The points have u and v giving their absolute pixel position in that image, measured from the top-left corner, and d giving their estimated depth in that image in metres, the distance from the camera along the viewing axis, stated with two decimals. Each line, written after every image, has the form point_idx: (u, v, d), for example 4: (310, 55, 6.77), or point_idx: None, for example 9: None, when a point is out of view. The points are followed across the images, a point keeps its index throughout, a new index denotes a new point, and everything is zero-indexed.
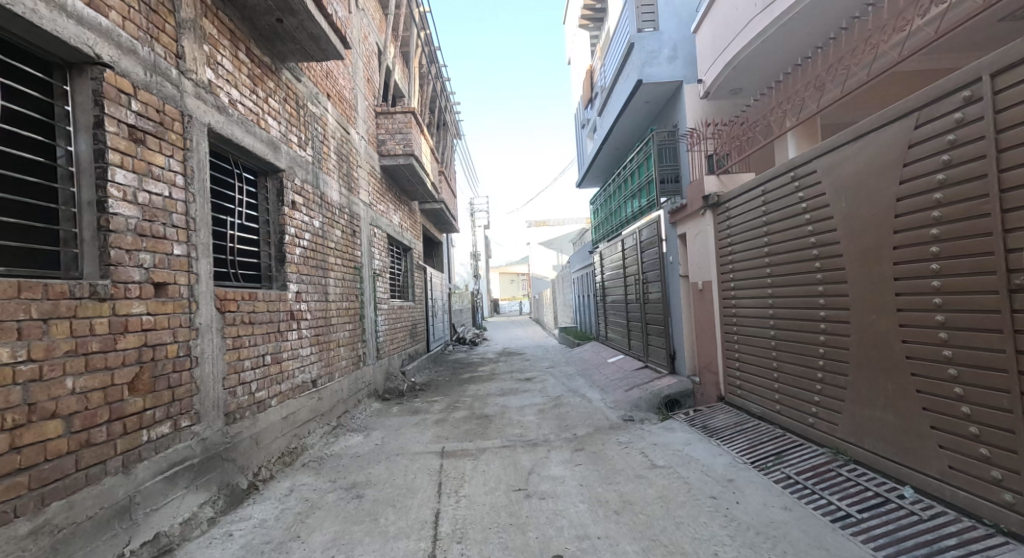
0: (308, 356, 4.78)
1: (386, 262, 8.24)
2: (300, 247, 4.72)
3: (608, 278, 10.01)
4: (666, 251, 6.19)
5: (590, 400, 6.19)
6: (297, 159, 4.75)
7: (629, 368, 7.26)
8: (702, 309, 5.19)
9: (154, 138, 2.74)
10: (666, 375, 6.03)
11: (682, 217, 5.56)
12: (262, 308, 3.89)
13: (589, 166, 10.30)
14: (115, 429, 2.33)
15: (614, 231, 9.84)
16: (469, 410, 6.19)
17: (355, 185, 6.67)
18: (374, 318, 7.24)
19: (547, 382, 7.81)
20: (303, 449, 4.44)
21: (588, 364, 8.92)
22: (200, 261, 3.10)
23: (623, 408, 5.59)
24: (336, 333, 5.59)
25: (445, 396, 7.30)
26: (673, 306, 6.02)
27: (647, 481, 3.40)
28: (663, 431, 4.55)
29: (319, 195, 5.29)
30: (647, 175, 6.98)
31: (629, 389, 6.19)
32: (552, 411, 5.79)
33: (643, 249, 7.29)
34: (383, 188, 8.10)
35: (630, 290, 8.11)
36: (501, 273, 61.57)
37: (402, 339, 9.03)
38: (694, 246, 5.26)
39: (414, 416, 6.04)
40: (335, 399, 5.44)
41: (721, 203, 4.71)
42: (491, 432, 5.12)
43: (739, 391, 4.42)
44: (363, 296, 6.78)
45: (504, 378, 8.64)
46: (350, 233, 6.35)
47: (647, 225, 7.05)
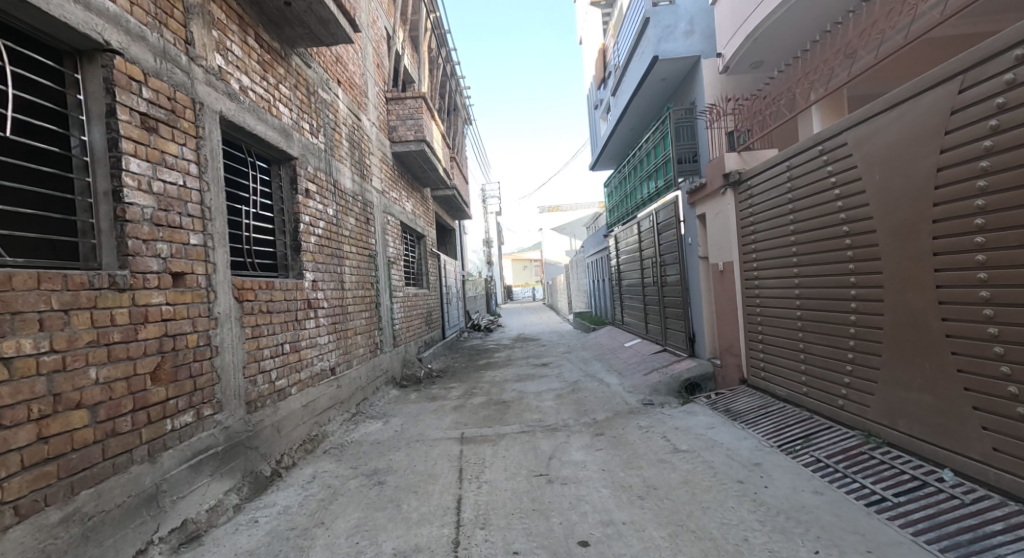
0: (326, 344, 4.79)
1: (400, 249, 8.23)
2: (315, 235, 4.71)
3: (623, 261, 9.89)
4: (685, 233, 6.06)
5: (608, 385, 6.14)
6: (310, 146, 4.71)
7: (646, 353, 7.18)
8: (723, 292, 5.07)
9: (166, 126, 2.70)
10: (685, 359, 5.95)
11: (701, 197, 5.42)
12: (280, 297, 3.88)
13: (603, 148, 10.11)
14: (139, 418, 2.34)
15: (630, 214, 9.69)
16: (487, 396, 6.19)
17: (368, 173, 6.63)
18: (389, 306, 7.25)
19: (563, 367, 7.77)
20: (324, 437, 4.47)
21: (605, 349, 8.85)
22: (217, 250, 3.09)
23: (642, 393, 5.53)
24: (353, 321, 5.60)
25: (462, 382, 7.32)
26: (692, 288, 5.91)
27: (670, 466, 3.35)
28: (684, 415, 4.48)
29: (332, 182, 5.27)
30: (663, 156, 6.84)
31: (647, 373, 6.12)
32: (570, 396, 5.76)
33: (660, 231, 7.16)
34: (395, 175, 8.06)
35: (647, 274, 8.00)
36: (514, 260, 61.47)
37: (418, 326, 9.05)
38: (715, 227, 5.13)
39: (431, 403, 6.07)
40: (354, 386, 5.47)
41: (742, 181, 4.57)
42: (510, 417, 5.10)
43: (763, 373, 4.32)
44: (379, 284, 6.79)
45: (520, 364, 8.62)
46: (364, 221, 6.33)
47: (664, 206, 6.91)
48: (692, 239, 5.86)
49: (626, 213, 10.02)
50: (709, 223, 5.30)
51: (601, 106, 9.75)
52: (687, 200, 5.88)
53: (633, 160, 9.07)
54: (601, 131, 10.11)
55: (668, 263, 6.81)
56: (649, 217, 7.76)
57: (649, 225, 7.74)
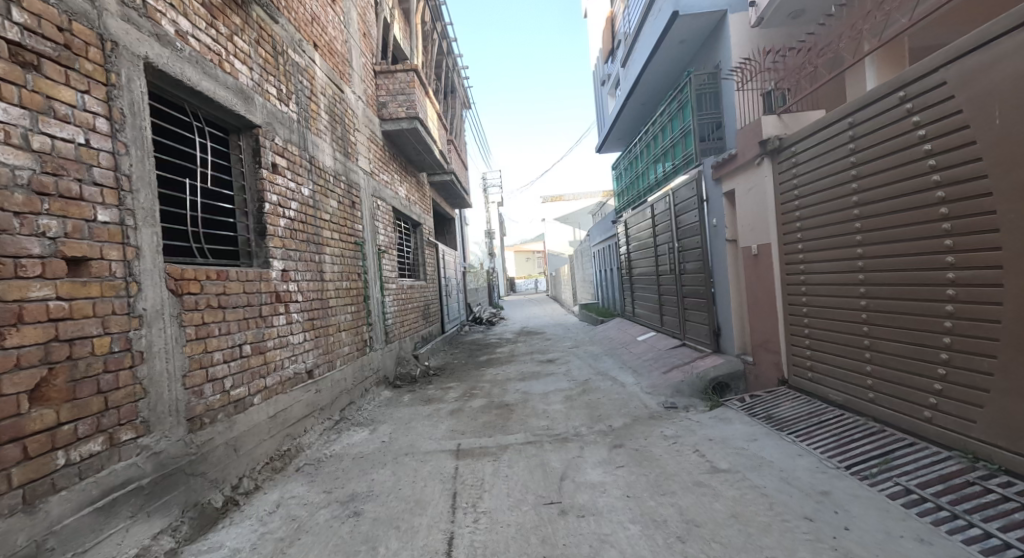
0: (301, 344, 4.17)
1: (393, 237, 7.58)
2: (285, 218, 4.07)
3: (635, 249, 9.21)
4: (708, 213, 5.38)
5: (623, 385, 5.51)
6: (277, 114, 4.05)
7: (663, 348, 6.54)
8: (756, 279, 4.40)
9: (54, 64, 2.06)
10: (710, 356, 5.29)
11: (729, 170, 4.73)
12: (236, 290, 3.26)
13: (611, 127, 9.40)
14: (8, 455, 1.75)
15: (641, 197, 9.00)
16: (488, 398, 5.56)
17: (353, 152, 5.97)
18: (380, 299, 6.62)
19: (571, 364, 7.15)
20: (299, 451, 3.86)
21: (615, 343, 8.22)
22: (142, 230, 2.44)
23: (663, 394, 4.90)
24: (335, 316, 4.97)
25: (461, 381, 6.70)
26: (718, 276, 5.25)
27: (711, 492, 2.71)
28: (717, 422, 3.84)
29: (307, 158, 4.61)
30: (680, 131, 6.16)
31: (667, 371, 5.48)
32: (581, 398, 5.13)
33: (677, 213, 6.49)
34: (385, 155, 7.38)
35: (661, 261, 7.33)
36: (517, 251, 60.75)
37: (414, 321, 8.43)
38: (747, 205, 4.45)
39: (426, 406, 5.45)
40: (338, 390, 4.86)
41: (782, 147, 3.88)
42: (513, 424, 4.48)
43: (809, 374, 3.67)
44: (368, 274, 6.15)
45: (524, 360, 8.00)
46: (349, 204, 5.68)
47: (683, 185, 6.21)
48: (717, 220, 5.19)
49: (636, 197, 9.36)
50: (739, 200, 4.62)
51: (609, 80, 9.06)
52: (712, 176, 5.20)
53: (644, 140, 8.39)
54: (608, 108, 9.43)
55: (687, 248, 6.15)
56: (663, 200, 7.10)
57: (664, 208, 7.08)
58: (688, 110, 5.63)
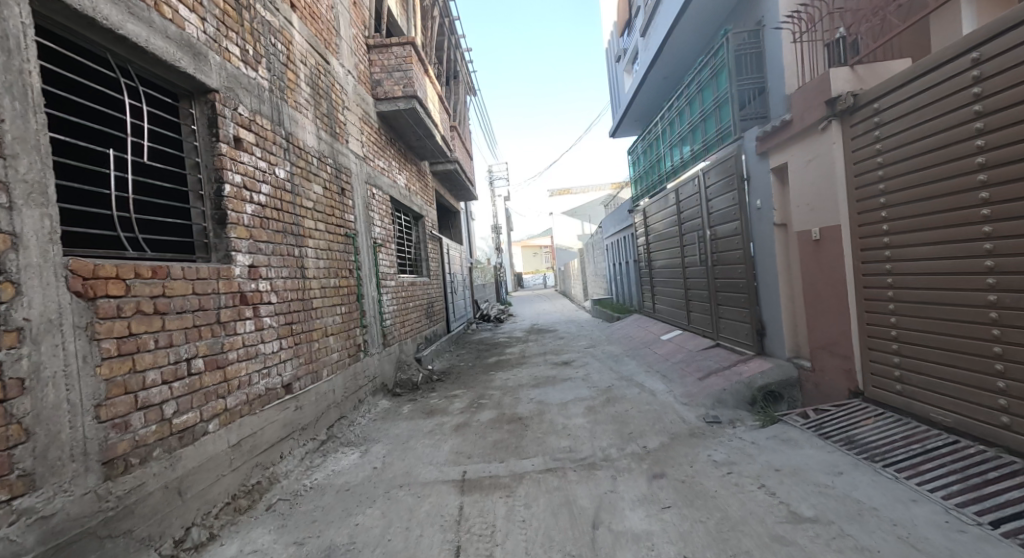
0: (276, 353, 3.52)
1: (391, 229, 6.92)
2: (254, 203, 3.41)
3: (656, 240, 8.50)
4: (750, 194, 4.65)
5: (653, 394, 4.80)
6: (241, 79, 3.38)
7: (694, 349, 5.82)
8: (816, 270, 3.68)
9: None
10: (755, 360, 4.56)
11: (779, 141, 3.99)
12: (180, 291, 2.59)
13: (628, 108, 8.67)
14: None
15: (661, 183, 8.28)
16: (498, 409, 4.89)
17: (342, 133, 5.30)
18: (376, 298, 5.96)
19: (590, 368, 6.46)
20: (273, 484, 3.22)
21: (636, 343, 7.50)
22: (25, 214, 1.80)
23: (703, 407, 4.19)
24: (321, 320, 4.32)
25: (468, 388, 6.03)
26: (764, 267, 4.52)
27: (803, 555, 2.00)
28: (780, 446, 3.13)
29: (283, 134, 3.95)
30: (712, 102, 5.42)
31: (704, 378, 4.76)
32: (605, 410, 4.43)
33: (708, 196, 5.75)
34: (381, 139, 6.73)
35: (689, 252, 6.60)
36: (524, 246, 60.02)
37: (416, 321, 7.79)
38: (804, 182, 3.72)
39: (428, 419, 4.80)
40: (324, 405, 4.21)
41: (856, 107, 3.16)
42: (529, 445, 3.80)
43: (898, 388, 2.96)
44: (361, 271, 5.49)
45: (536, 363, 7.32)
46: (337, 191, 5.02)
47: (714, 164, 5.46)
48: (762, 201, 4.45)
49: (655, 183, 8.63)
50: (792, 176, 3.89)
51: (626, 55, 8.32)
52: (756, 150, 4.46)
53: (664, 119, 7.66)
54: (625, 87, 8.70)
55: (721, 236, 5.42)
56: (690, 183, 6.36)
57: (692, 191, 6.34)
58: (725, 76, 4.89)
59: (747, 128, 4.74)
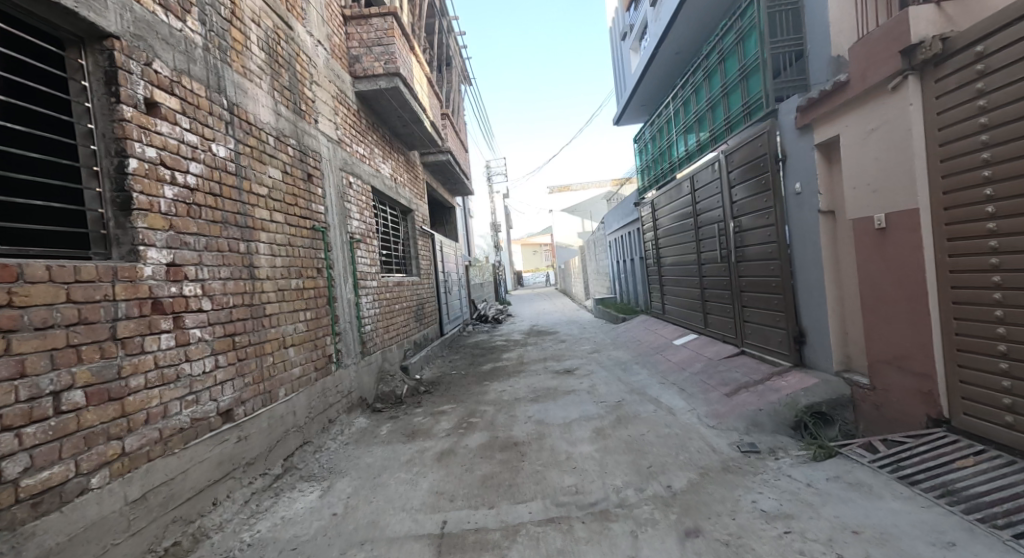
0: (209, 374, 2.81)
1: (372, 223, 6.22)
2: (176, 185, 2.70)
3: (665, 235, 7.83)
4: (787, 177, 3.94)
5: (672, 413, 4.10)
6: (158, 27, 2.67)
7: (715, 358, 5.12)
8: (879, 265, 2.98)
9: None
10: (794, 373, 3.85)
11: (826, 109, 3.28)
12: (41, 298, 1.90)
13: (634, 91, 7.98)
14: None
15: (670, 172, 7.59)
16: (491, 431, 4.19)
17: (309, 110, 4.61)
18: (353, 301, 5.27)
19: (595, 378, 5.76)
20: (199, 542, 2.51)
21: (646, 349, 6.80)
22: None
23: (735, 432, 3.50)
24: (276, 328, 3.63)
25: (457, 402, 5.34)
26: (805, 263, 3.81)
27: None
28: (851, 493, 2.42)
29: (225, 104, 3.25)
30: (736, 73, 4.71)
31: (732, 394, 4.06)
32: (617, 436, 3.73)
33: (729, 184, 5.05)
34: (360, 122, 6.04)
35: (706, 247, 5.92)
36: (523, 244, 59.29)
37: (403, 325, 7.09)
38: (863, 156, 3.02)
39: (408, 443, 4.11)
40: (280, 431, 3.52)
41: (945, 55, 2.45)
42: (525, 483, 3.10)
43: (1009, 419, 2.27)
44: (334, 270, 4.80)
45: (535, 371, 6.62)
46: (302, 176, 4.32)
47: (737, 145, 4.76)
48: (803, 184, 3.75)
49: (664, 173, 7.94)
50: (845, 151, 3.18)
51: (632, 32, 7.64)
52: (795, 123, 3.75)
53: (674, 100, 6.96)
54: (630, 68, 8.01)
55: (746, 227, 4.72)
56: (707, 169, 5.67)
57: (710, 178, 5.63)
58: (756, 37, 4.19)
59: (782, 98, 4.02)
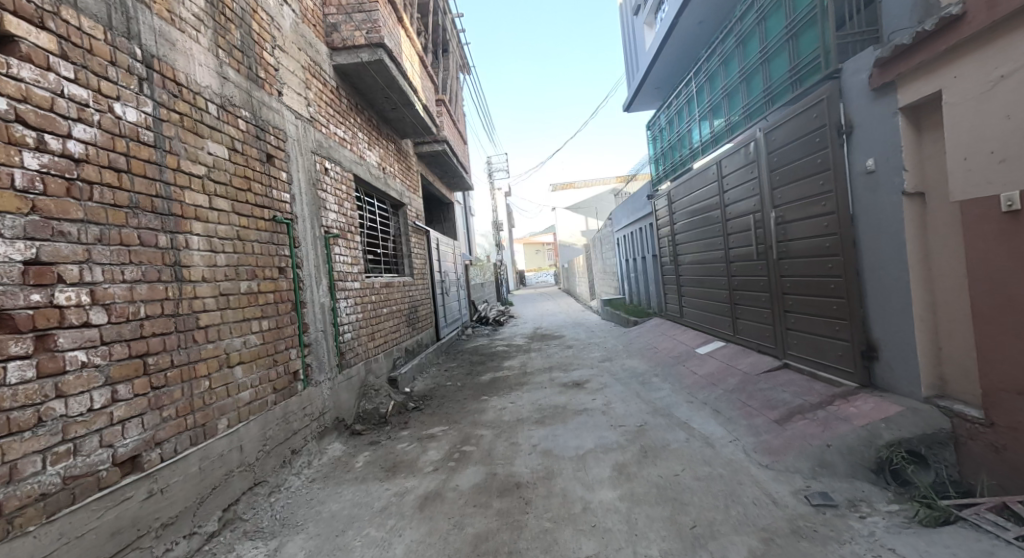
0: (101, 412, 2.07)
1: (354, 217, 5.49)
2: (47, 153, 1.97)
3: (683, 230, 7.08)
4: (853, 154, 3.18)
5: (709, 444, 3.33)
6: None
7: (751, 372, 4.35)
8: (1004, 261, 2.22)
9: None
10: (865, 397, 3.09)
11: (922, 58, 2.51)
12: None
13: (647, 71, 7.25)
14: None
15: (689, 160, 6.83)
16: (487, 467, 3.44)
17: (269, 80, 3.88)
18: (328, 305, 4.55)
19: (610, 394, 4.99)
20: None
21: (664, 359, 6.02)
22: None
23: (799, 475, 2.73)
24: (214, 343, 2.89)
25: (450, 424, 4.59)
26: (881, 258, 3.05)
27: None
28: None
29: (141, 53, 2.51)
30: (782, 32, 3.99)
31: (783, 421, 3.29)
32: (646, 478, 2.97)
33: (765, 166, 4.28)
34: (339, 101, 5.32)
35: (736, 243, 5.16)
36: (526, 244, 58.52)
37: (392, 331, 6.35)
38: (987, 115, 2.25)
39: (387, 483, 3.37)
40: (219, 474, 2.79)
41: None
42: (530, 550, 2.35)
43: None
44: (301, 270, 4.07)
45: (541, 383, 5.86)
46: (258, 156, 3.60)
47: (778, 120, 4.01)
48: (877, 159, 2.98)
49: (681, 161, 7.22)
50: (950, 112, 2.42)
51: (646, 5, 6.92)
52: (866, 82, 2.99)
53: (695, 77, 6.23)
54: (643, 47, 7.30)
55: (790, 217, 3.96)
56: (737, 152, 4.92)
57: (740, 163, 4.88)
58: None
59: (845, 55, 3.26)
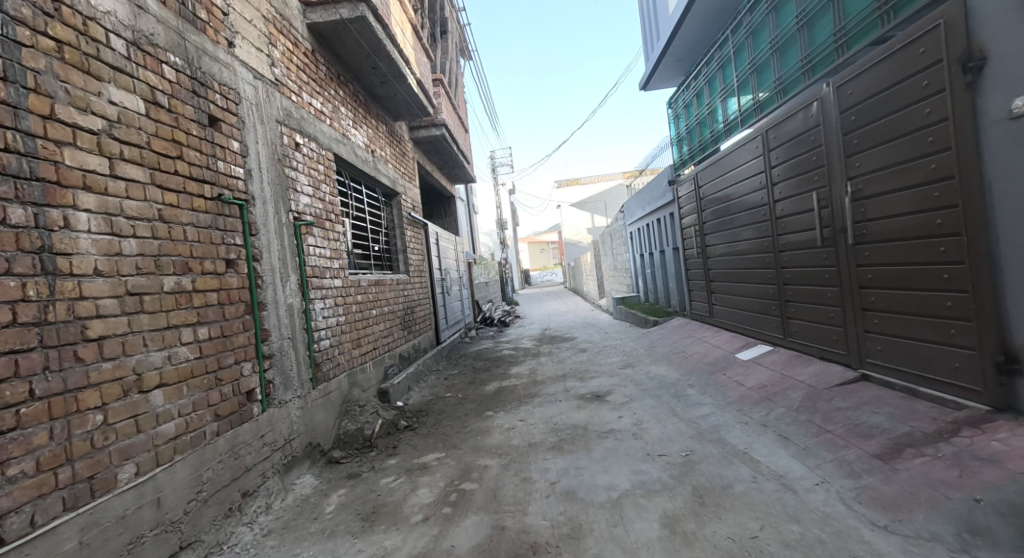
0: None
1: (335, 203, 4.68)
2: None
3: (713, 219, 6.24)
4: (988, 95, 2.34)
5: (789, 489, 2.49)
6: None
7: (819, 385, 3.51)
8: None
9: None
10: (1012, 427, 2.24)
11: None
12: None
13: (668, 40, 6.43)
14: None
15: (720, 137, 5.99)
16: (491, 518, 2.63)
17: (214, 23, 3.08)
18: (298, 307, 3.74)
19: (639, 410, 4.16)
20: None
21: (697, 366, 5.17)
22: None
23: (940, 545, 1.89)
24: (118, 361, 2.10)
25: (447, 450, 3.78)
26: None
27: None
28: None
29: None
30: None
31: (890, 458, 2.45)
32: (714, 543, 2.13)
33: (834, 128, 3.45)
34: (314, 67, 4.53)
35: (789, 228, 4.31)
36: (531, 243, 57.70)
37: (383, 336, 5.55)
38: None
39: (361, 541, 2.55)
40: (117, 544, 2.00)
41: None
42: None
43: None
44: (259, 263, 3.27)
45: (554, 396, 5.03)
46: (196, 116, 2.80)
47: (856, 68, 3.18)
48: None
49: (709, 140, 6.37)
50: None
51: None
52: None
53: (730, 38, 5.39)
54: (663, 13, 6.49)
55: (874, 192, 3.11)
56: (790, 117, 4.08)
57: (794, 130, 4.04)
58: None
59: None
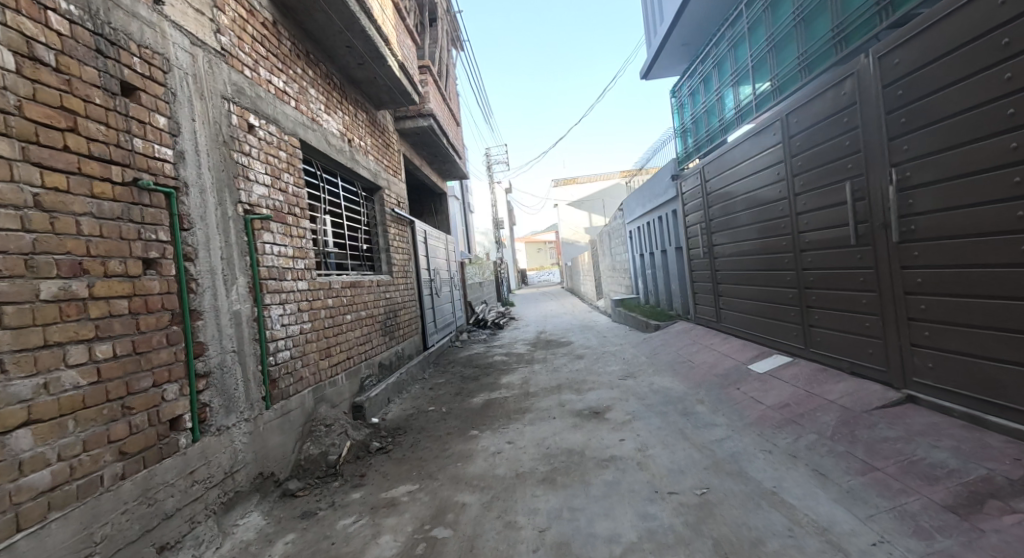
0: None
1: (301, 194, 4.13)
2: None
3: (720, 216, 5.72)
4: None
5: (837, 549, 1.97)
6: None
7: (855, 407, 2.99)
8: None
9: None
10: None
11: None
12: None
13: (672, 24, 5.93)
14: None
15: (729, 125, 5.48)
16: None
17: None
18: (248, 315, 3.20)
19: (643, 431, 3.64)
20: None
21: (707, 377, 4.66)
22: None
23: None
24: None
25: (421, 480, 3.26)
26: None
27: None
28: None
29: None
30: None
31: (967, 513, 1.94)
32: None
33: (875, 106, 2.93)
34: (276, 39, 3.99)
35: (814, 224, 3.79)
36: (528, 242, 57.21)
37: (359, 343, 5.02)
38: None
39: None
40: None
41: None
42: None
43: None
44: (192, 264, 2.72)
45: (548, 411, 4.51)
46: (100, 81, 2.26)
47: (903, 33, 2.67)
48: None
49: (717, 129, 5.85)
50: None
51: None
52: None
53: (744, 14, 4.86)
54: None
55: (929, 179, 2.58)
56: (816, 97, 3.56)
57: (821, 112, 3.53)
58: None
59: None
